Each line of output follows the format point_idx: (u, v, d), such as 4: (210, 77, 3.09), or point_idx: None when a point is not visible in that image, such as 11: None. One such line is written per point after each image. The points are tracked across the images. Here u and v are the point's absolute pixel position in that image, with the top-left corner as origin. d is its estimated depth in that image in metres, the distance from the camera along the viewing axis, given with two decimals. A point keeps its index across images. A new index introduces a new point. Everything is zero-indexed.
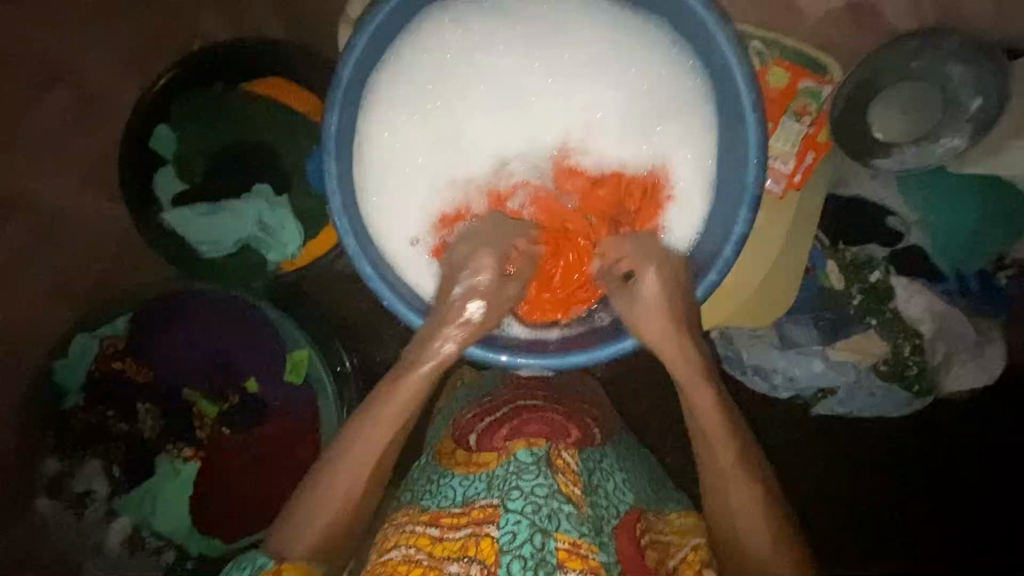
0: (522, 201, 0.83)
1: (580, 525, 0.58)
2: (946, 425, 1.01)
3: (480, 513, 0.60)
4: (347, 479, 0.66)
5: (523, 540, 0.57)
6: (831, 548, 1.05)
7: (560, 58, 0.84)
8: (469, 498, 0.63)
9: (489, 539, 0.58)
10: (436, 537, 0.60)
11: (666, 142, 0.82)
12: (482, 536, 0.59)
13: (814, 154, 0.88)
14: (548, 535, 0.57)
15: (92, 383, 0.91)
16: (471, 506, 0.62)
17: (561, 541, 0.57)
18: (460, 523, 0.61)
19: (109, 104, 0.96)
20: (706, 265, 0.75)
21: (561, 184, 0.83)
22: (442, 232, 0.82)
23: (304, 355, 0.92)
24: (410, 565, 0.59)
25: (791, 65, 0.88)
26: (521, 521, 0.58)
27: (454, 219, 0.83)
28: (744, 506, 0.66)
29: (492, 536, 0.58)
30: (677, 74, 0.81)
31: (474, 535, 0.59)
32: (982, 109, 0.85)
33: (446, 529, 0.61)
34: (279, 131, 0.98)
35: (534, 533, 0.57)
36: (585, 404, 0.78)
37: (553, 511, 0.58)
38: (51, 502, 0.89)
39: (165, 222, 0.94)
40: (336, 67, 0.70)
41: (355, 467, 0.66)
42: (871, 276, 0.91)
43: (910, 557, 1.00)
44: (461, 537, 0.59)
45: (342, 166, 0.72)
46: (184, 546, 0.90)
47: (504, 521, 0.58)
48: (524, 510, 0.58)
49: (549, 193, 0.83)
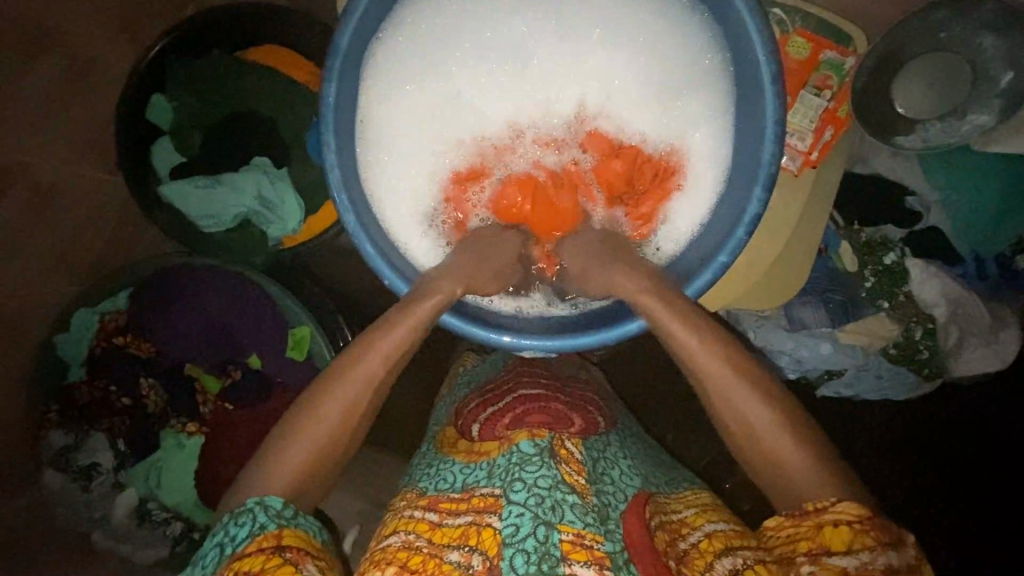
0: (529, 162, 0.80)
1: (584, 515, 0.56)
2: (953, 410, 1.00)
3: (481, 501, 0.60)
4: (333, 405, 0.63)
5: (527, 533, 0.55)
6: None
7: (567, 23, 0.80)
8: (469, 485, 0.63)
9: (490, 529, 0.57)
10: (434, 523, 0.60)
11: (679, 128, 0.79)
12: (483, 526, 0.58)
13: (833, 130, 0.84)
14: (552, 528, 0.55)
15: (94, 357, 0.91)
16: (471, 493, 0.62)
17: (565, 533, 0.55)
18: (459, 509, 0.61)
19: (105, 72, 0.95)
20: (717, 245, 0.72)
21: (577, 167, 0.80)
22: (457, 195, 0.80)
23: (306, 331, 0.92)
24: (409, 551, 0.58)
25: (814, 36, 0.82)
26: (523, 513, 0.56)
27: (470, 177, 0.80)
28: (759, 427, 0.61)
29: (493, 526, 0.57)
30: (689, 42, 0.77)
31: (475, 523, 0.58)
32: (1014, 82, 0.81)
33: (445, 514, 0.61)
34: (276, 102, 0.95)
35: (538, 525, 0.55)
36: (589, 393, 0.78)
37: (556, 502, 0.57)
38: (58, 475, 0.89)
39: (162, 195, 0.92)
40: (334, 32, 0.67)
41: (328, 410, 0.63)
42: (886, 258, 0.88)
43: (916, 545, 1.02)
44: (462, 523, 0.59)
45: (341, 140, 0.70)
46: (191, 517, 0.91)
47: (507, 514, 0.57)
48: (528, 502, 0.57)
49: (579, 164, 0.80)
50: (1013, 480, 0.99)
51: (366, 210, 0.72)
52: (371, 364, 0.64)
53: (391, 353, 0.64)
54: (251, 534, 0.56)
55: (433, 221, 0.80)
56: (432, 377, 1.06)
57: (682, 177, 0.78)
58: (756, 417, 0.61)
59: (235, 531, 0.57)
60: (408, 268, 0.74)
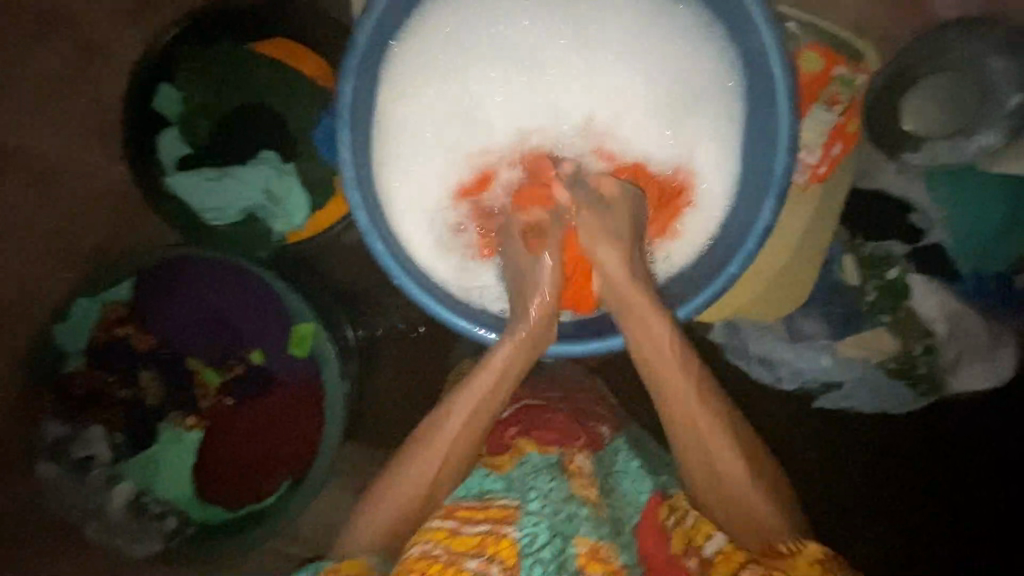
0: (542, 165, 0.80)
1: (598, 527, 0.61)
2: (953, 428, 0.99)
3: (499, 512, 0.61)
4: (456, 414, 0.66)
5: (544, 542, 0.59)
6: (846, 559, 1.01)
7: (583, 27, 0.80)
8: (485, 493, 0.64)
9: (508, 539, 0.59)
10: (453, 529, 0.60)
11: (688, 145, 0.79)
12: (501, 535, 0.59)
13: (842, 145, 0.86)
14: (568, 539, 0.60)
15: (93, 349, 0.90)
16: (489, 503, 0.63)
17: (581, 545, 0.59)
18: (476, 517, 0.61)
19: (113, 60, 0.95)
20: (722, 261, 0.72)
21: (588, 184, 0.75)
22: (466, 203, 0.81)
23: (310, 327, 0.89)
24: (428, 561, 0.58)
25: (827, 51, 0.85)
26: (541, 523, 0.60)
27: (474, 188, 0.81)
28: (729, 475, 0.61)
29: (511, 536, 0.59)
30: (706, 53, 0.78)
31: (494, 533, 0.60)
32: (1020, 105, 0.83)
33: (463, 522, 0.61)
34: (286, 96, 0.94)
35: (555, 535, 0.60)
36: (591, 403, 0.80)
37: (571, 513, 0.62)
38: (52, 466, 0.88)
39: (168, 186, 0.92)
40: (353, 31, 0.67)
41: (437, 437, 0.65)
42: (888, 273, 0.89)
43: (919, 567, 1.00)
44: (479, 532, 0.60)
45: (355, 137, 0.70)
46: (186, 513, 0.90)
47: (525, 523, 0.60)
48: (544, 511, 0.61)
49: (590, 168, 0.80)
50: (1009, 501, 0.99)
51: (376, 207, 0.72)
52: (456, 438, 0.65)
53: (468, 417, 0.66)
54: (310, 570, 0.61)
55: (461, 230, 0.81)
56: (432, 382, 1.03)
57: (690, 200, 0.79)
58: (726, 451, 0.61)
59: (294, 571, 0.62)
60: (420, 271, 0.74)
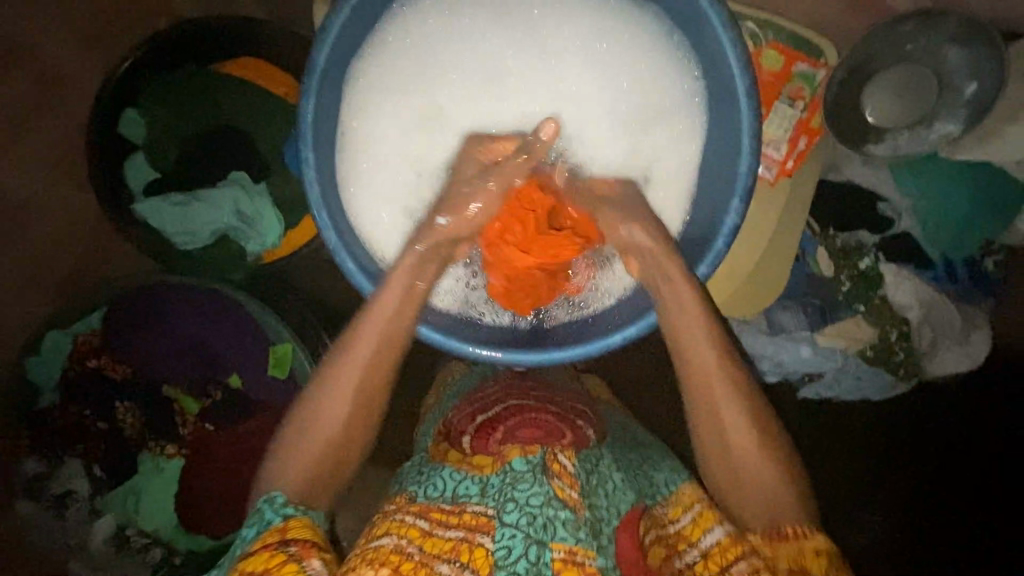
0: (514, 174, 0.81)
1: (576, 531, 0.60)
2: (933, 412, 1.01)
3: (473, 519, 0.62)
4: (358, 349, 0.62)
5: (519, 556, 0.58)
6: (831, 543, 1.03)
7: (546, 31, 0.81)
8: (459, 497, 0.65)
9: (483, 549, 0.59)
10: (425, 531, 0.61)
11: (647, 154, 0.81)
12: (476, 544, 0.60)
13: (807, 140, 0.88)
14: (544, 546, 0.58)
15: (66, 383, 0.89)
16: (462, 507, 0.63)
17: (557, 551, 0.58)
18: (449, 522, 0.62)
19: (77, 87, 0.94)
20: (695, 259, 0.71)
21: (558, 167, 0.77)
22: None
23: (288, 348, 0.89)
24: (401, 556, 0.57)
25: (785, 49, 0.86)
26: (516, 535, 0.59)
27: None
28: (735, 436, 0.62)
29: (486, 547, 0.59)
30: (665, 50, 0.78)
31: (467, 541, 0.60)
32: (977, 93, 0.85)
33: (436, 523, 0.62)
34: (256, 115, 0.93)
35: (530, 545, 0.59)
36: (578, 402, 0.79)
37: (548, 519, 0.60)
38: (30, 504, 0.87)
39: (138, 213, 0.90)
40: (311, 49, 0.67)
41: (346, 373, 0.62)
42: (860, 263, 0.90)
43: (900, 545, 1.03)
44: (452, 537, 0.60)
45: (320, 156, 0.69)
46: (172, 543, 0.89)
47: (500, 536, 0.60)
48: (520, 523, 0.60)
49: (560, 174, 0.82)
50: (991, 476, 1.00)
51: (345, 227, 0.72)
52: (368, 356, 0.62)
53: (379, 345, 0.63)
54: (258, 532, 0.55)
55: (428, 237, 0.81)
56: (418, 387, 1.05)
57: None
58: (717, 385, 0.63)
59: (245, 533, 0.56)
60: None
